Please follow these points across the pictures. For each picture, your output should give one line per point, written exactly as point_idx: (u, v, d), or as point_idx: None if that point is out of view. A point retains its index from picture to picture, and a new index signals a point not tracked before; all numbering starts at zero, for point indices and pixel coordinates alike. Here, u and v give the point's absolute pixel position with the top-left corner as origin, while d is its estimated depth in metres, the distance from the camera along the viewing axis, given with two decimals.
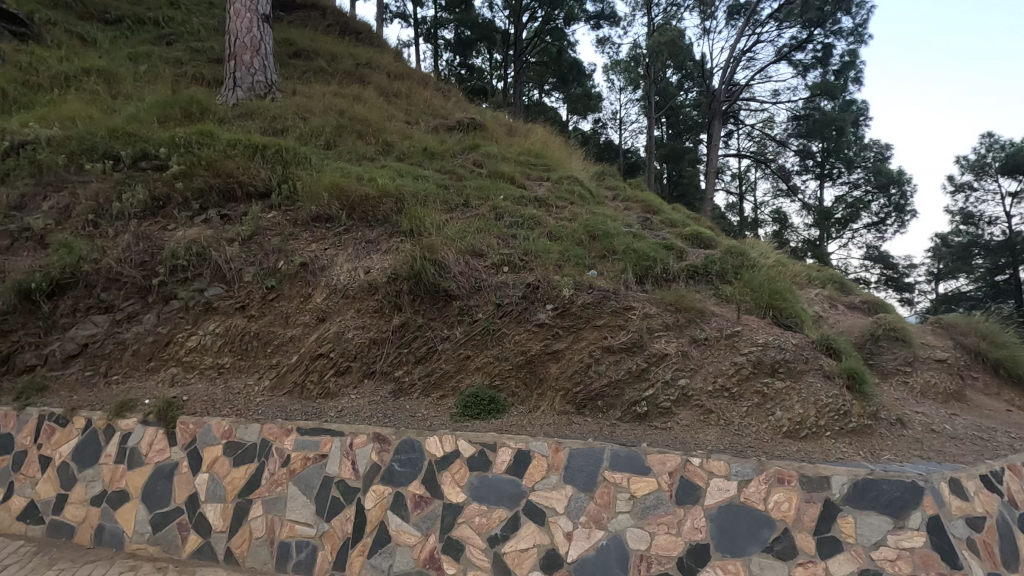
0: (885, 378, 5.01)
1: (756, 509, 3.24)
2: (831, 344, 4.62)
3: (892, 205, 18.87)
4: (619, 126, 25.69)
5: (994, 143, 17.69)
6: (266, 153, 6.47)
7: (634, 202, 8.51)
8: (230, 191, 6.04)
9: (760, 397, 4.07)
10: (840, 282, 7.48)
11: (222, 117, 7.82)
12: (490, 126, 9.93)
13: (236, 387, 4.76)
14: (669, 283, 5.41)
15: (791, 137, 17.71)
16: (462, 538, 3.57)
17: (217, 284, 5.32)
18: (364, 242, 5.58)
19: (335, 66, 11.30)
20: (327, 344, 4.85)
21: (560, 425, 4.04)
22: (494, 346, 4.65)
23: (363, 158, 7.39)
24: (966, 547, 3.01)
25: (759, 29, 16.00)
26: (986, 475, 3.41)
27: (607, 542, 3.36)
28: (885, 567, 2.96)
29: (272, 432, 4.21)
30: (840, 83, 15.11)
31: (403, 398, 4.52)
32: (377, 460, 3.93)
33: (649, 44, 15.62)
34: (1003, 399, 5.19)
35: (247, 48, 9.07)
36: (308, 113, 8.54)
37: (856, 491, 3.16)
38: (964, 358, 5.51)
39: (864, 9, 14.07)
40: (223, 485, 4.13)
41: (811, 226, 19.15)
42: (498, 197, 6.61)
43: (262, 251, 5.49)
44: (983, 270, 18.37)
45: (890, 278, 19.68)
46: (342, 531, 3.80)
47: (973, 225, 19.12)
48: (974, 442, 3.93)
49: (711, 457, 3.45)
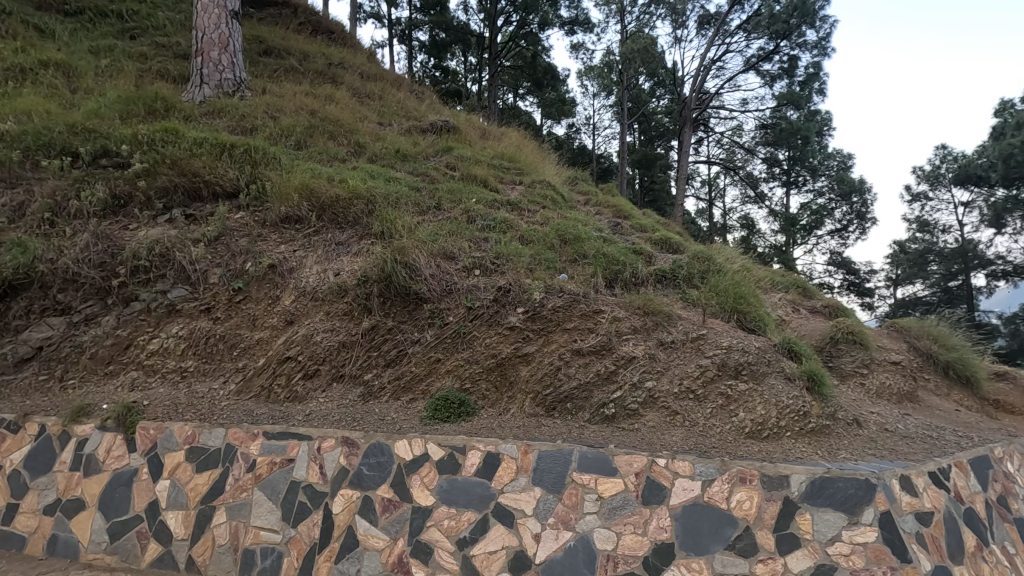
0: (844, 380, 5.23)
1: (719, 509, 3.33)
2: (792, 347, 4.78)
3: (854, 212, 19.54)
4: (592, 131, 25.93)
5: (948, 154, 18.61)
6: (233, 152, 6.33)
7: (605, 207, 8.63)
8: (195, 191, 5.91)
9: (724, 399, 4.18)
10: (803, 286, 7.72)
11: (188, 115, 7.63)
12: (464, 129, 9.96)
13: (201, 391, 4.67)
14: (638, 286, 5.50)
15: (759, 145, 18.17)
16: (431, 541, 3.55)
17: (181, 285, 5.19)
18: (334, 245, 5.52)
19: (307, 65, 11.14)
20: (295, 347, 4.79)
21: (530, 427, 4.07)
22: (464, 350, 4.66)
23: (334, 159, 7.33)
24: (915, 541, 3.14)
25: (728, 39, 16.38)
26: (934, 472, 3.57)
27: (574, 543, 3.38)
28: (840, 562, 3.06)
29: (237, 437, 4.14)
30: (805, 93, 15.61)
31: (372, 401, 4.51)
32: (346, 464, 3.90)
33: (622, 51, 15.86)
34: (952, 399, 5.46)
35: (215, 45, 8.88)
36: (279, 112, 8.41)
37: (814, 489, 3.28)
38: (917, 360, 5.78)
39: (828, 23, 14.52)
40: (185, 492, 4.03)
41: (777, 232, 19.66)
42: (471, 200, 6.63)
43: (229, 252, 5.38)
44: (937, 276, 18.99)
45: (852, 282, 20.35)
46: (308, 536, 3.74)
47: (928, 233, 19.92)
48: (924, 441, 4.11)
49: (676, 458, 3.55)
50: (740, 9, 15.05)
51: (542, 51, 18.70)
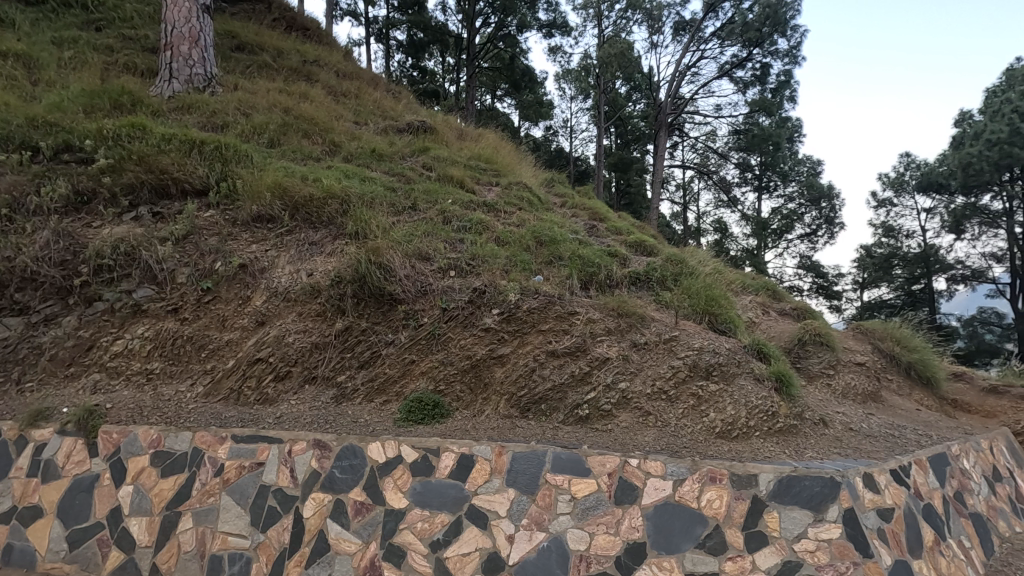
0: (811, 381, 5.37)
1: (690, 508, 3.39)
2: (761, 348, 4.89)
3: (823, 217, 20.03)
4: (570, 134, 26.05)
5: (911, 162, 19.29)
6: (204, 149, 6.17)
7: (581, 210, 8.68)
8: (163, 189, 5.75)
9: (695, 399, 4.25)
10: (772, 290, 7.88)
11: (156, 110, 7.44)
12: (441, 129, 9.92)
13: (167, 394, 4.55)
14: (613, 288, 5.55)
15: (732, 150, 18.51)
16: (404, 544, 3.51)
17: (147, 285, 5.05)
18: (307, 245, 5.44)
19: (280, 62, 10.95)
20: (266, 348, 4.70)
21: (504, 428, 4.07)
22: (439, 351, 4.65)
23: (308, 158, 7.22)
24: (876, 537, 3.22)
25: (702, 45, 16.65)
26: (896, 470, 3.69)
27: (547, 543, 3.38)
28: (805, 558, 3.13)
29: (205, 441, 4.05)
30: (776, 101, 15.97)
31: (345, 404, 4.47)
32: (317, 467, 3.84)
33: (599, 55, 16.00)
34: (913, 399, 5.67)
35: (185, 39, 8.69)
36: (251, 109, 8.24)
37: (782, 487, 3.36)
38: (881, 361, 5.97)
39: (799, 32, 14.86)
40: (149, 498, 3.92)
41: (749, 236, 20.04)
42: (447, 201, 6.60)
43: (197, 251, 5.24)
44: (901, 279, 19.70)
45: (821, 286, 20.87)
46: (278, 542, 3.67)
47: (893, 238, 20.56)
48: (886, 439, 4.25)
49: (648, 458, 3.60)
50: (714, 16, 15.33)
51: (519, 54, 18.74)
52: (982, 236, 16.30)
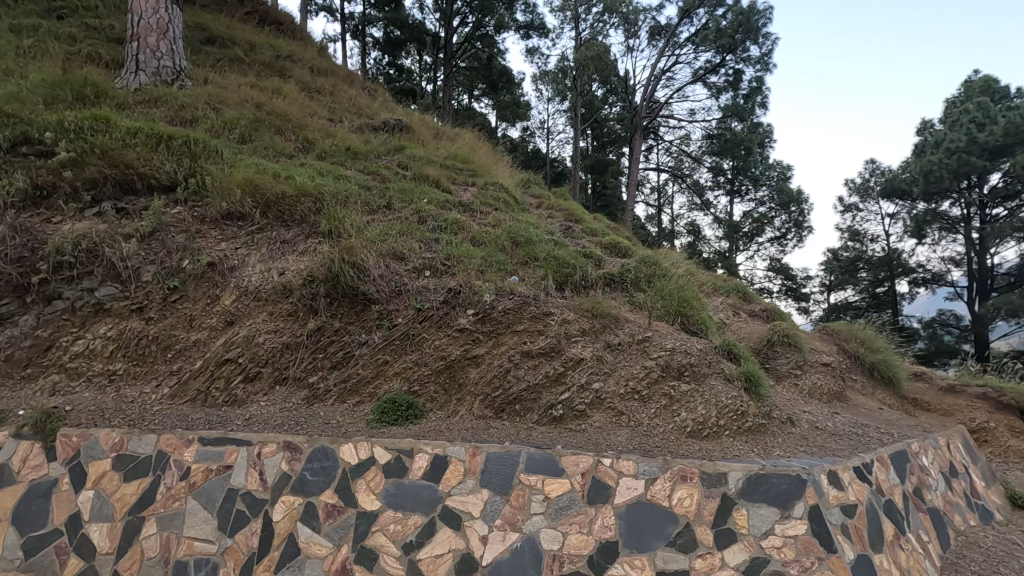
0: (780, 381, 5.50)
1: (661, 506, 3.43)
2: (731, 348, 4.98)
3: (792, 221, 20.55)
4: (547, 135, 26.13)
5: (876, 168, 19.90)
6: (171, 144, 6.00)
7: (557, 211, 8.73)
8: (128, 183, 5.58)
9: (668, 399, 4.30)
10: (743, 291, 8.04)
11: (121, 102, 7.21)
12: (417, 128, 9.85)
13: (130, 396, 4.41)
14: (587, 289, 5.59)
15: (706, 154, 18.83)
16: (376, 546, 3.47)
17: (111, 283, 4.88)
18: (279, 243, 5.34)
19: (253, 57, 10.74)
20: (235, 348, 4.59)
21: (478, 429, 4.07)
22: (413, 351, 4.62)
23: (280, 155, 7.10)
24: (840, 532, 3.30)
25: (677, 50, 16.89)
26: (859, 467, 3.81)
27: (521, 544, 3.39)
28: (772, 554, 3.20)
29: (170, 444, 3.94)
30: (748, 106, 16.31)
31: (317, 405, 4.41)
32: (288, 470, 3.78)
33: (576, 57, 16.10)
34: (876, 398, 5.86)
35: (153, 30, 8.45)
36: (222, 104, 8.06)
37: (750, 485, 3.44)
38: (846, 362, 6.16)
39: (770, 40, 15.20)
40: (111, 503, 3.79)
41: (722, 239, 20.40)
42: (422, 201, 6.56)
43: (164, 249, 5.10)
44: (866, 282, 20.30)
45: (790, 288, 21.38)
46: (246, 546, 3.59)
47: (859, 242, 21.20)
48: (850, 437, 4.37)
49: (620, 458, 3.64)
50: (688, 22, 15.57)
51: (497, 54, 18.73)
52: (943, 241, 16.89)
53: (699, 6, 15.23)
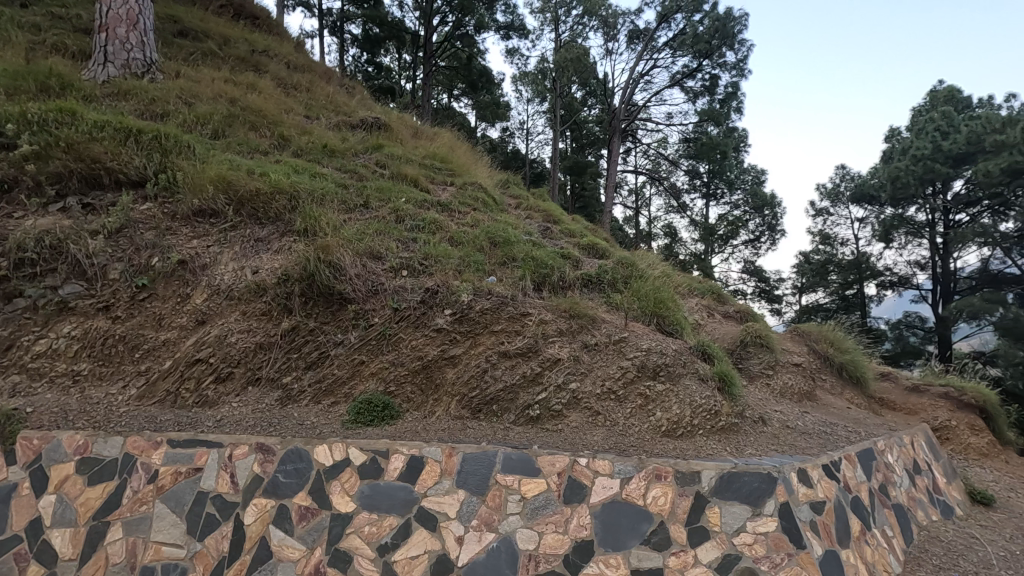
0: (752, 381, 5.61)
1: (636, 505, 3.47)
2: (705, 349, 5.05)
3: (766, 224, 20.98)
4: (526, 135, 26.18)
5: (846, 174, 20.43)
6: (141, 138, 5.84)
7: (535, 211, 8.76)
8: (95, 178, 5.42)
9: (643, 399, 4.35)
10: (717, 293, 8.18)
11: (89, 95, 7.00)
12: (395, 126, 9.78)
13: (96, 397, 4.28)
14: (565, 290, 5.62)
15: (682, 157, 19.09)
16: (350, 549, 3.43)
17: (75, 281, 4.72)
18: (253, 241, 5.24)
19: (227, 51, 10.53)
20: (207, 348, 4.49)
21: (454, 429, 4.06)
22: (389, 352, 4.58)
23: (255, 151, 6.97)
24: (809, 529, 3.38)
25: (655, 54, 17.09)
26: (827, 465, 3.90)
27: (496, 544, 3.38)
28: (744, 551, 3.25)
29: (137, 446, 3.84)
30: (723, 111, 16.59)
31: (291, 406, 4.34)
32: (260, 472, 3.71)
33: (556, 59, 16.16)
34: (845, 398, 6.02)
35: (123, 21, 8.23)
36: (194, 99, 7.87)
37: (723, 483, 3.50)
38: (816, 362, 6.31)
39: (746, 46, 15.48)
40: (74, 508, 3.67)
41: (697, 241, 20.70)
42: (400, 200, 6.51)
43: (132, 246, 4.96)
44: (836, 284, 20.82)
45: (763, 290, 21.81)
46: (216, 550, 3.51)
47: (829, 245, 21.73)
48: (819, 436, 4.48)
49: (596, 457, 3.67)
50: (667, 26, 15.77)
51: (477, 54, 18.71)
52: (908, 245, 17.42)
53: (677, 11, 15.42)
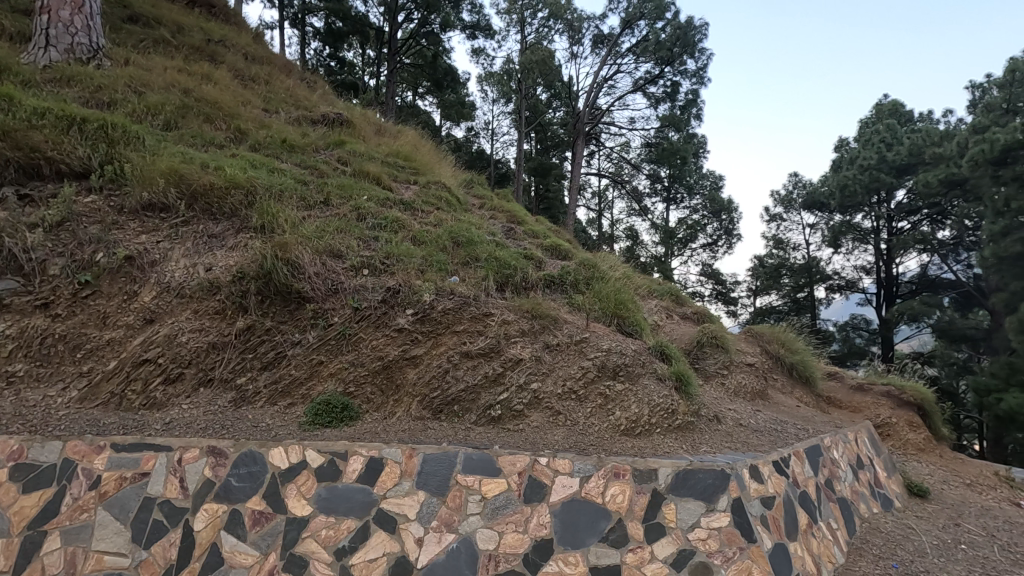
0: (708, 380, 5.77)
1: (595, 503, 3.52)
2: (663, 349, 5.17)
3: (723, 228, 21.63)
4: (491, 136, 26.16)
5: (798, 181, 21.27)
6: (85, 127, 5.55)
7: (499, 212, 8.77)
8: (34, 168, 5.10)
9: (603, 398, 4.42)
10: (676, 294, 8.38)
11: (28, 79, 6.61)
12: (358, 123, 9.62)
13: (33, 399, 4.03)
14: (528, 290, 5.65)
15: (644, 161, 19.46)
16: (307, 553, 3.35)
17: (11, 276, 4.44)
18: (206, 237, 5.07)
19: (181, 39, 10.13)
20: (155, 348, 4.31)
21: (415, 430, 4.02)
22: (349, 352, 4.50)
23: (210, 144, 6.73)
24: (760, 523, 3.50)
25: (618, 59, 17.36)
26: (777, 461, 4.06)
27: (457, 544, 3.37)
28: (699, 546, 3.33)
29: (78, 450, 3.65)
30: (684, 117, 17.01)
31: (245, 407, 4.21)
32: (211, 476, 3.59)
33: (521, 60, 16.21)
34: (794, 397, 6.27)
35: (67, 4, 7.86)
36: (145, 88, 7.54)
37: (678, 481, 3.60)
38: (769, 362, 6.55)
39: (705, 55, 15.90)
40: (8, 517, 3.43)
41: (658, 244, 21.12)
42: (361, 197, 6.40)
43: (75, 240, 4.71)
44: (788, 287, 21.61)
45: (719, 292, 22.44)
46: (163, 559, 3.36)
47: (782, 250, 22.55)
48: (771, 434, 4.65)
49: (556, 457, 3.71)
50: (630, 32, 16.06)
51: (442, 53, 18.58)
52: (855, 251, 18.26)
53: (640, 18, 15.73)
